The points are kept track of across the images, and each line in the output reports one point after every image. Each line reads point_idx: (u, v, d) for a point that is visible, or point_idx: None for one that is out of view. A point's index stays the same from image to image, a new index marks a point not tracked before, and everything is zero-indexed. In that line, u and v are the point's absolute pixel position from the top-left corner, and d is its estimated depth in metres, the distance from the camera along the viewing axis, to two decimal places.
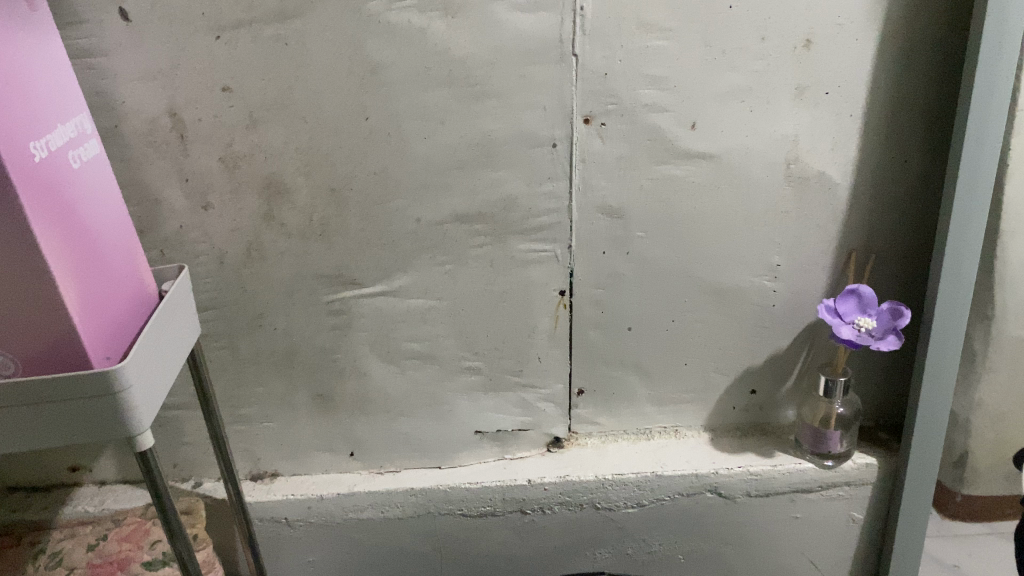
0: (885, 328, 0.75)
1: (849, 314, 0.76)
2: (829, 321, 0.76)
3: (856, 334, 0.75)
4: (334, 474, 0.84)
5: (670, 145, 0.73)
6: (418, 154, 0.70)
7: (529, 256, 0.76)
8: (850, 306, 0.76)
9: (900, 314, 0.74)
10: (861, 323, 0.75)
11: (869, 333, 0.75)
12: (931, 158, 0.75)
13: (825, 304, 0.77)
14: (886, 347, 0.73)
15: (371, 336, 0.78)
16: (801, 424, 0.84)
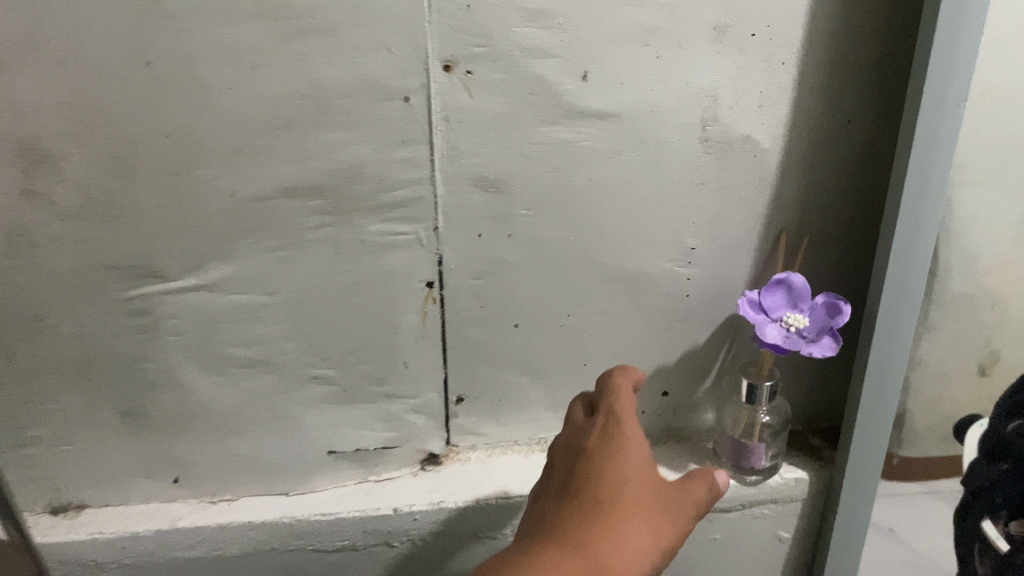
0: (819, 327, 0.62)
1: (777, 310, 0.63)
2: (753, 318, 0.62)
3: (784, 334, 0.62)
4: (157, 504, 0.69)
5: (558, 100, 0.57)
6: (225, 109, 0.54)
7: (385, 239, 0.60)
8: (778, 299, 0.63)
9: (838, 311, 0.61)
10: (790, 320, 0.62)
11: (801, 333, 0.62)
12: (881, 116, 0.61)
13: (748, 296, 0.63)
14: (819, 353, 0.60)
15: (186, 340, 0.62)
16: (721, 433, 0.71)
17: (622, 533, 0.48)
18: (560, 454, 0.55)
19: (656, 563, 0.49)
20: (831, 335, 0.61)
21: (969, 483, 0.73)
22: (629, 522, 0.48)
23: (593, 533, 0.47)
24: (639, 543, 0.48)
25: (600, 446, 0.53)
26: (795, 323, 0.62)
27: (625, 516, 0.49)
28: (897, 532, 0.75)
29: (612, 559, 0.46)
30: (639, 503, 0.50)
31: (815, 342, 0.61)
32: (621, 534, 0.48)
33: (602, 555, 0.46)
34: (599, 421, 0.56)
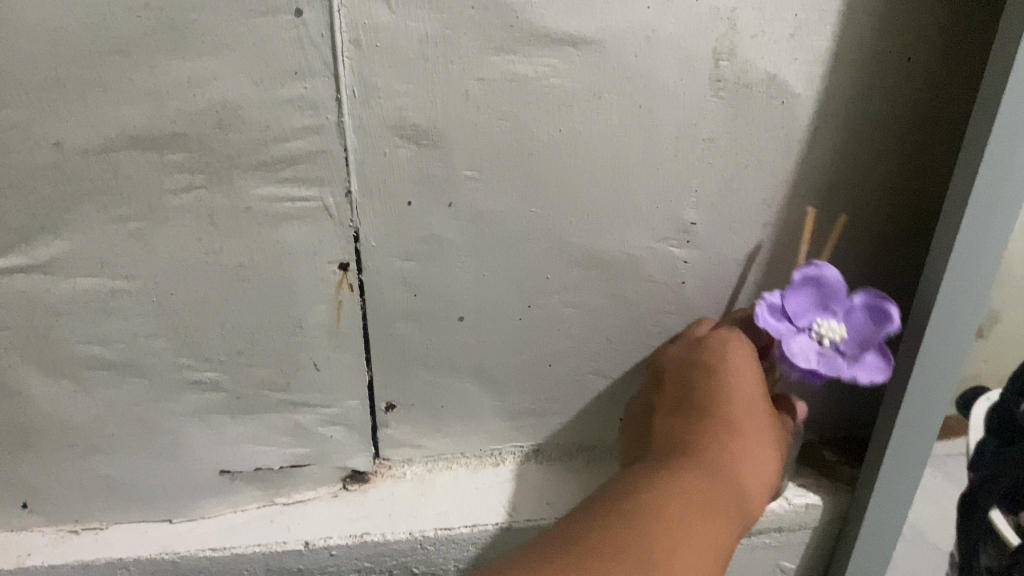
0: (859, 337, 0.48)
1: (804, 317, 0.48)
2: (778, 334, 0.47)
3: (816, 353, 0.47)
4: (3, 534, 0.55)
5: (511, 19, 0.41)
6: (25, 22, 0.37)
7: (277, 208, 0.44)
8: (804, 301, 0.48)
9: (886, 312, 0.47)
10: (825, 331, 0.47)
11: (835, 348, 0.48)
12: (950, 53, 0.45)
13: (766, 300, 0.47)
14: (865, 377, 0.46)
15: (16, 337, 0.47)
16: None
17: (745, 447, 0.48)
18: (665, 368, 0.53)
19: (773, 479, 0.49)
20: (879, 346, 0.47)
21: (973, 471, 0.54)
22: (750, 443, 0.48)
23: (722, 449, 0.47)
24: (761, 459, 0.48)
25: (706, 352, 0.50)
26: (831, 334, 0.47)
27: (746, 429, 0.49)
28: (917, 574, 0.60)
29: (740, 477, 0.46)
30: (755, 421, 0.49)
31: (859, 357, 0.47)
32: (744, 448, 0.48)
33: (733, 475, 0.46)
34: (711, 337, 0.51)
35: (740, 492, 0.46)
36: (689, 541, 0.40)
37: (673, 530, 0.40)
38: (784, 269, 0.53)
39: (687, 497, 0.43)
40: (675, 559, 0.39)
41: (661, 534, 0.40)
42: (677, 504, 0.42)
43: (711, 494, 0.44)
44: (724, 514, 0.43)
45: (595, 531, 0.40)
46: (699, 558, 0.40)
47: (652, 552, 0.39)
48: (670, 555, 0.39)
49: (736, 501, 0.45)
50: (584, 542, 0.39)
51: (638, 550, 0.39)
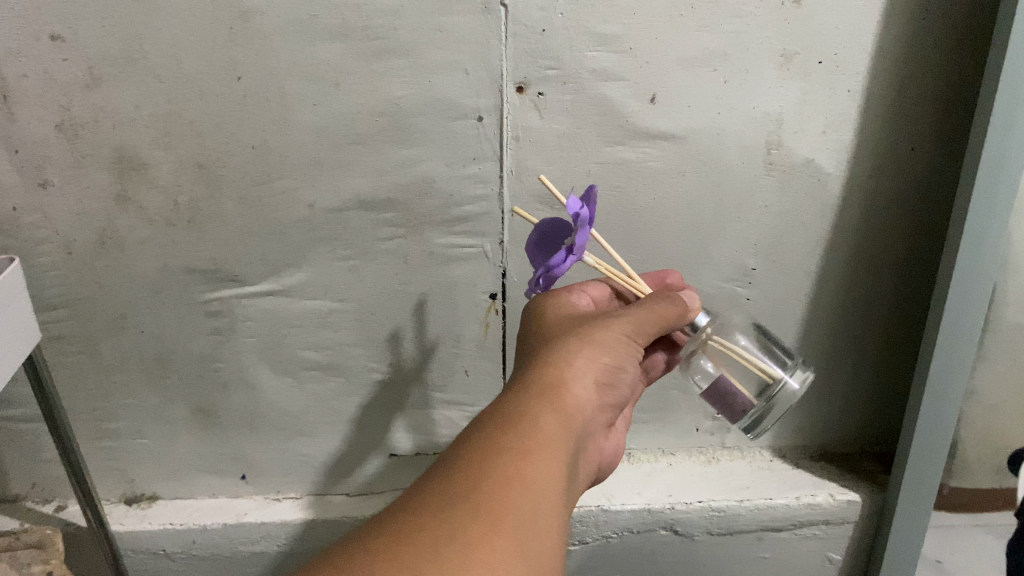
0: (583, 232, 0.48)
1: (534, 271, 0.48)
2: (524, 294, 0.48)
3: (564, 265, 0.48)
4: (222, 499, 0.74)
5: (623, 121, 0.58)
6: (305, 123, 0.56)
7: (450, 252, 0.62)
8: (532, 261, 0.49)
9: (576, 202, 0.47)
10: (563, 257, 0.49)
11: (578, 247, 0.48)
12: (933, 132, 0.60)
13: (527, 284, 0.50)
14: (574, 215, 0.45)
15: (259, 343, 0.66)
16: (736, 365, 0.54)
17: (569, 354, 0.45)
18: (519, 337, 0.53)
19: (621, 366, 0.47)
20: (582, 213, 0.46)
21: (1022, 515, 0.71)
22: (574, 350, 0.46)
23: (536, 369, 0.45)
24: (590, 358, 0.46)
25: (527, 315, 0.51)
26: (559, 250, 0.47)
27: (571, 338, 0.47)
28: (944, 564, 0.74)
29: (560, 380, 0.44)
30: (575, 328, 0.48)
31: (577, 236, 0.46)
32: (566, 356, 0.45)
33: (551, 383, 0.44)
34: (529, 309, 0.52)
35: (564, 394, 0.43)
36: (496, 466, 0.38)
37: (476, 462, 0.38)
38: (824, 304, 0.69)
39: (495, 426, 0.41)
40: (481, 484, 0.37)
41: (464, 467, 0.38)
42: (483, 434, 0.40)
43: (527, 410, 0.42)
44: (538, 421, 0.41)
45: (410, 491, 0.38)
46: (511, 476, 0.38)
47: (453, 491, 0.37)
48: (474, 482, 0.37)
49: (552, 403, 0.43)
50: (390, 513, 0.37)
51: (440, 493, 0.37)
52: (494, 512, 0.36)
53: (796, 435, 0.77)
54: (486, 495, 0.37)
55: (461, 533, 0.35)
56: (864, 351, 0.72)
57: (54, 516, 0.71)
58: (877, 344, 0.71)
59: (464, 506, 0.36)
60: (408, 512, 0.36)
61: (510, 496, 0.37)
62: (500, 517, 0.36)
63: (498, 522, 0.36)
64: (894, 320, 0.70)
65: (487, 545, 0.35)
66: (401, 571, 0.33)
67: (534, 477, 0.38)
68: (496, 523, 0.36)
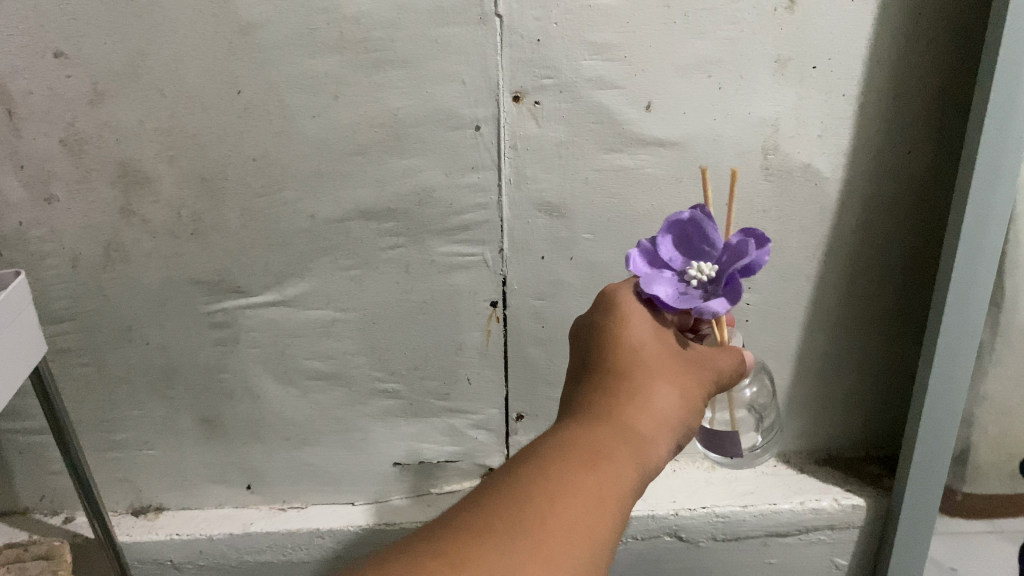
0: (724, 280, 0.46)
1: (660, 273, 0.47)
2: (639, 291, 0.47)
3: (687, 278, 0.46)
4: (229, 509, 0.75)
5: (620, 129, 0.59)
6: (306, 134, 0.57)
7: (451, 260, 0.63)
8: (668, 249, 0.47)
9: (748, 247, 0.45)
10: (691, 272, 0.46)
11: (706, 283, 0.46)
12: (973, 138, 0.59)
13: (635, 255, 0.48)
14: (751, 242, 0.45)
15: (263, 354, 0.66)
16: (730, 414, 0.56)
17: (647, 390, 0.44)
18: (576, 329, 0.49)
19: (691, 423, 0.45)
20: (753, 265, 0.45)
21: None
22: (653, 383, 0.44)
23: (620, 410, 0.43)
24: (670, 398, 0.44)
25: (609, 314, 0.47)
26: (698, 273, 0.46)
27: (659, 383, 0.44)
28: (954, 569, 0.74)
29: (637, 420, 0.42)
30: (657, 356, 0.45)
31: (731, 286, 0.45)
32: (646, 391, 0.43)
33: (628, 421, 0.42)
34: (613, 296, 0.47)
35: (643, 453, 0.41)
36: (577, 525, 0.36)
37: (547, 498, 0.37)
38: (826, 308, 0.69)
39: (570, 462, 0.39)
40: (550, 524, 0.35)
41: (534, 502, 0.36)
42: (556, 469, 0.38)
43: (603, 452, 0.40)
44: (614, 467, 0.39)
45: (469, 508, 0.37)
46: (579, 523, 0.36)
47: (521, 525, 0.35)
48: (543, 520, 0.35)
49: (629, 448, 0.41)
50: (448, 532, 0.35)
51: (505, 524, 0.35)
52: (558, 556, 0.34)
53: (801, 441, 0.77)
54: (551, 537, 0.35)
55: (521, 573, 0.33)
56: (867, 354, 0.72)
57: (63, 527, 0.72)
58: (880, 348, 0.71)
59: (529, 546, 0.34)
60: (468, 536, 0.35)
61: (577, 543, 0.35)
62: (563, 564, 0.34)
63: (561, 569, 0.34)
64: (896, 323, 0.70)
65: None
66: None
67: (601, 529, 0.37)
68: (557, 562, 0.34)
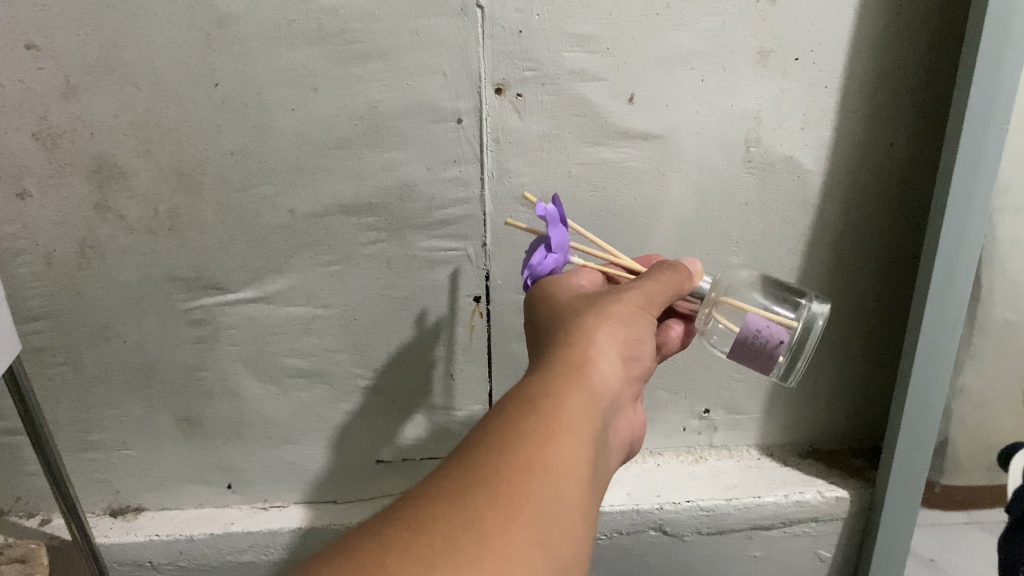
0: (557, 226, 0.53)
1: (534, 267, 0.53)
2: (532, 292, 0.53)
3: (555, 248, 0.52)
4: (209, 509, 0.74)
5: (602, 122, 0.58)
6: (284, 128, 0.56)
7: (433, 255, 0.62)
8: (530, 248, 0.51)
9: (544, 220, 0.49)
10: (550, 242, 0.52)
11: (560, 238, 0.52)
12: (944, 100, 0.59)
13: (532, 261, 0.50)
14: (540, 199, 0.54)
15: (243, 351, 0.66)
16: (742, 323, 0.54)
17: (587, 329, 0.45)
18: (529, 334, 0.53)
19: (636, 344, 0.46)
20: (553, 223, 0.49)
21: (1013, 511, 0.72)
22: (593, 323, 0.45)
23: (558, 351, 0.44)
24: (612, 332, 0.45)
25: (542, 302, 0.50)
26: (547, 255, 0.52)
27: (587, 317, 0.46)
28: (938, 562, 0.74)
29: (586, 359, 0.43)
30: (589, 305, 0.47)
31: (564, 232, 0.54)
32: (580, 328, 0.45)
33: (574, 361, 0.43)
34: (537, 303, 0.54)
35: (585, 374, 0.42)
36: (518, 444, 0.37)
37: (498, 446, 0.37)
38: None
39: (519, 408, 0.39)
40: (504, 469, 0.35)
41: (479, 442, 0.37)
42: (506, 417, 0.39)
43: (551, 391, 0.40)
44: (564, 401, 0.40)
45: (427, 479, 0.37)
46: (533, 458, 0.36)
47: (473, 476, 0.35)
48: (496, 467, 0.35)
49: (577, 382, 0.41)
50: (406, 502, 0.35)
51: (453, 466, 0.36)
52: (501, 476, 0.35)
53: (784, 434, 0.78)
54: (506, 480, 0.35)
55: (479, 521, 0.33)
56: (849, 346, 0.72)
57: (39, 529, 0.71)
58: (861, 340, 0.71)
59: (481, 489, 0.34)
60: (424, 500, 0.34)
61: (532, 478, 0.35)
62: (518, 498, 0.34)
63: (519, 509, 0.34)
64: (877, 315, 0.70)
65: (508, 535, 0.33)
66: (414, 561, 0.31)
67: (557, 461, 0.37)
68: (501, 479, 0.35)
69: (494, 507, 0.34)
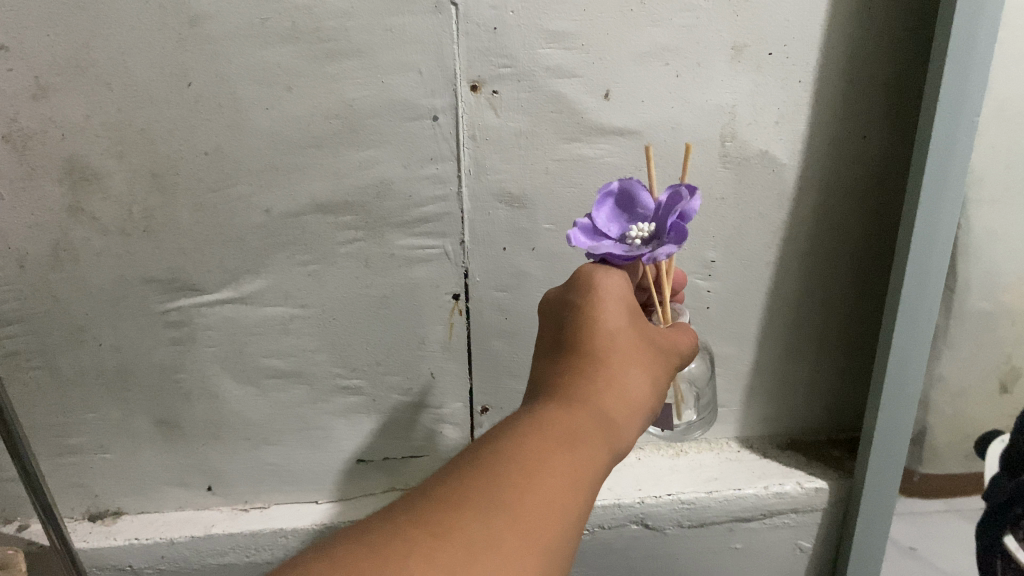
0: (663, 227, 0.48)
1: (608, 230, 0.49)
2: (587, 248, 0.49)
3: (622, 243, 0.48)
4: (190, 512, 0.73)
5: (578, 118, 0.58)
6: (259, 127, 0.56)
7: (411, 253, 0.62)
8: (603, 216, 0.49)
9: (681, 197, 0.47)
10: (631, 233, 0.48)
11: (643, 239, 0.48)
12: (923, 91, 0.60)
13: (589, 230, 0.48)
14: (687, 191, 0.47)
15: (221, 352, 0.65)
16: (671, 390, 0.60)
17: (619, 370, 0.45)
18: (547, 302, 0.49)
19: (657, 400, 0.46)
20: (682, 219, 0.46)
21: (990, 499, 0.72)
22: (627, 368, 0.45)
23: (592, 384, 0.44)
24: (641, 382, 0.45)
25: (585, 294, 0.46)
26: (639, 233, 0.48)
27: (628, 357, 0.45)
28: (917, 550, 0.75)
29: (611, 405, 0.43)
30: (630, 342, 0.46)
31: (672, 231, 0.46)
32: (620, 369, 0.45)
33: (601, 404, 0.43)
34: (580, 267, 0.48)
35: (613, 426, 0.43)
36: (545, 485, 0.37)
37: (525, 481, 0.37)
38: (785, 295, 0.69)
39: (548, 441, 0.39)
40: (528, 501, 0.36)
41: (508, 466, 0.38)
42: (533, 446, 0.39)
43: (578, 431, 0.41)
44: (588, 448, 0.40)
45: (449, 481, 0.37)
46: (558, 504, 0.37)
47: (499, 498, 0.36)
48: (522, 496, 0.36)
49: (602, 429, 0.42)
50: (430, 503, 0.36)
51: (479, 485, 0.36)
52: (528, 515, 0.35)
53: (763, 426, 0.78)
54: (529, 511, 0.36)
55: (499, 544, 0.34)
56: (826, 339, 0.72)
57: (16, 535, 0.70)
58: (838, 332, 0.72)
59: (506, 521, 0.35)
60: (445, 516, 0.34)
61: (553, 524, 0.36)
62: (538, 540, 0.35)
63: (536, 544, 0.35)
64: (855, 308, 0.71)
65: (522, 567, 0.34)
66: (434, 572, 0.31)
67: (574, 513, 0.37)
68: (526, 518, 0.35)
69: (515, 543, 0.34)
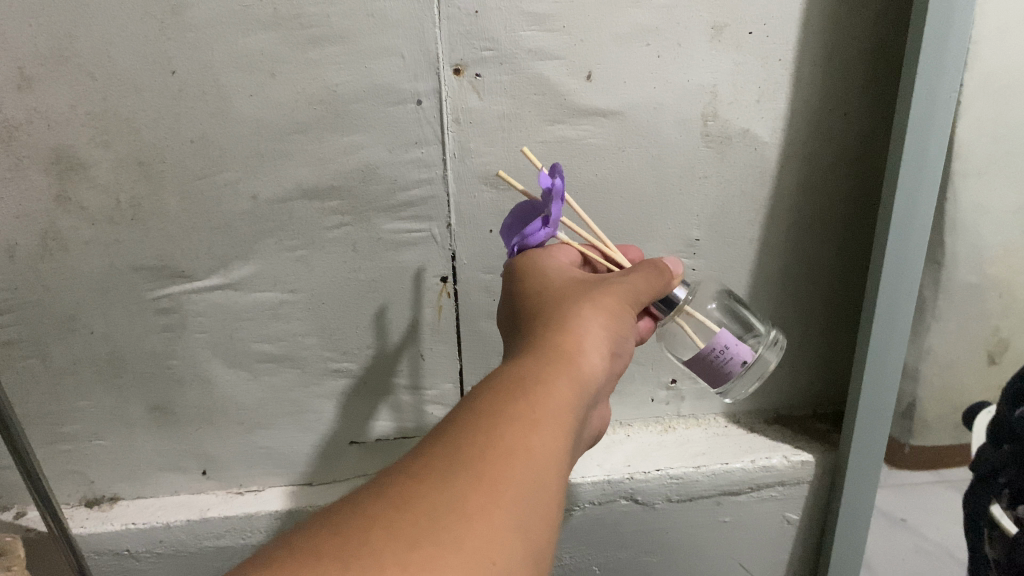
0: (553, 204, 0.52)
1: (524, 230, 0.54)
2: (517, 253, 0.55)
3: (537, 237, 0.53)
4: (186, 495, 0.74)
5: (561, 100, 0.59)
6: (243, 114, 0.56)
7: (398, 237, 0.62)
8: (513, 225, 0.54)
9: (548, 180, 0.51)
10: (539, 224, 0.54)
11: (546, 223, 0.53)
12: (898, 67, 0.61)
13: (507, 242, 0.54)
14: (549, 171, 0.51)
15: (211, 338, 0.66)
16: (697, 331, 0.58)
17: (571, 324, 0.47)
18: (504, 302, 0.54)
19: (618, 337, 0.48)
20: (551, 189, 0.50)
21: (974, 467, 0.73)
22: (580, 320, 0.47)
23: (546, 340, 0.46)
24: (595, 331, 0.47)
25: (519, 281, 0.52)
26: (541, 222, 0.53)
27: (576, 310, 0.48)
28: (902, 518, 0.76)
29: (570, 354, 0.45)
30: (577, 300, 0.49)
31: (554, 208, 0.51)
32: (571, 322, 0.47)
33: (558, 353, 0.44)
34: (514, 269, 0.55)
35: (572, 369, 0.44)
36: (504, 433, 0.38)
37: (484, 435, 0.38)
38: (770, 271, 0.70)
39: (503, 396, 0.40)
40: (488, 453, 0.37)
41: (469, 424, 0.38)
42: (489, 403, 0.40)
43: (536, 378, 0.42)
44: (546, 392, 0.41)
45: (414, 451, 0.38)
46: (517, 448, 0.37)
47: (460, 455, 0.36)
48: (482, 449, 0.37)
49: (561, 376, 0.43)
50: (392, 476, 0.36)
51: (441, 449, 0.37)
52: (490, 466, 0.36)
53: (749, 401, 0.79)
54: (491, 461, 0.36)
55: (463, 501, 0.34)
56: (809, 314, 0.74)
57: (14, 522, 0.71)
58: (821, 308, 0.73)
59: (469, 475, 0.35)
60: (412, 480, 0.35)
61: (516, 466, 0.37)
62: (503, 484, 0.36)
63: (501, 491, 0.35)
64: (837, 283, 0.72)
65: (490, 516, 0.34)
66: (398, 538, 0.32)
67: (539, 453, 0.38)
68: (487, 467, 0.36)
69: (479, 493, 0.35)
